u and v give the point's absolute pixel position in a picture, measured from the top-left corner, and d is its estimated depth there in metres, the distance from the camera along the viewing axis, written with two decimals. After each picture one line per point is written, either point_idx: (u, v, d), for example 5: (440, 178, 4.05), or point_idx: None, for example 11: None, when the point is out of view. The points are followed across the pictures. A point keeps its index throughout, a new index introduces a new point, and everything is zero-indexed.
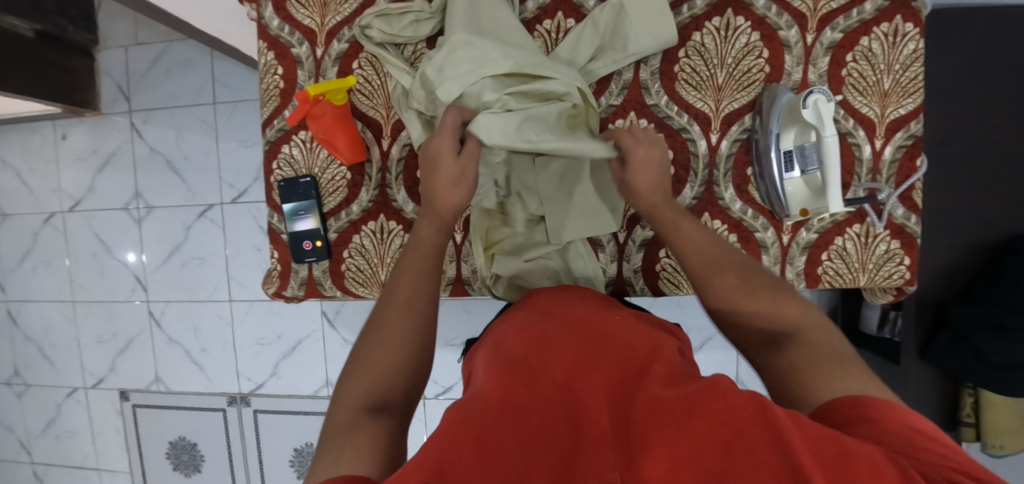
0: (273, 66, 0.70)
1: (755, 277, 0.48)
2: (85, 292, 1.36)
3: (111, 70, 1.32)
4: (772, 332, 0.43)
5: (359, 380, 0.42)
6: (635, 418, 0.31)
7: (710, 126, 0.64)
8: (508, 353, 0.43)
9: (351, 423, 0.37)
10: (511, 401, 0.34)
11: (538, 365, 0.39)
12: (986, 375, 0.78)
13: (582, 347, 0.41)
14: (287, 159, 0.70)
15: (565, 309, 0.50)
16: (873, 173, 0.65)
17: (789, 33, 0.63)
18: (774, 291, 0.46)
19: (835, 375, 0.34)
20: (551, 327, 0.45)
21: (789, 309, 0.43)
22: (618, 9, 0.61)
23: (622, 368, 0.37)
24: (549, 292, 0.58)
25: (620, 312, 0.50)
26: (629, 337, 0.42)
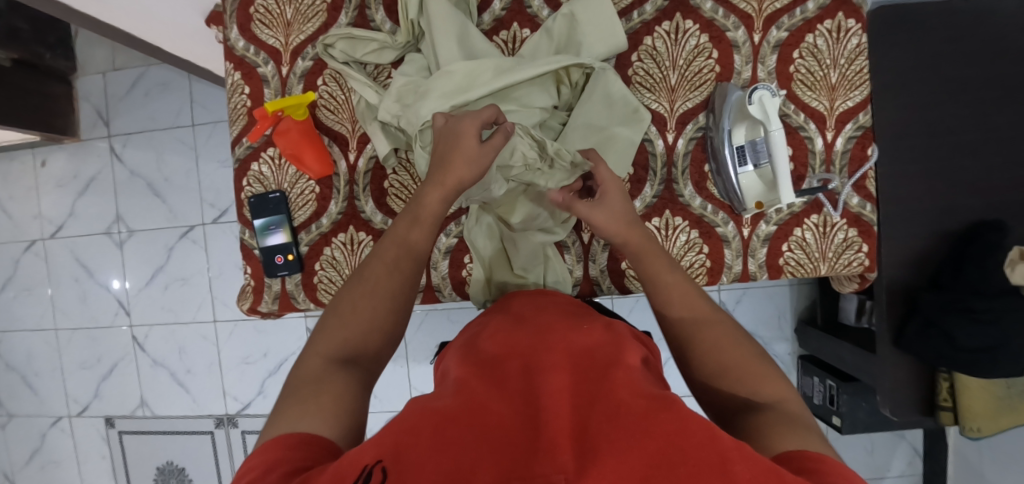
0: (239, 85, 0.71)
1: (743, 345, 0.44)
2: (68, 319, 1.35)
3: (89, 97, 1.33)
4: (743, 400, 0.39)
5: (333, 334, 0.43)
6: (591, 417, 0.30)
7: (666, 126, 0.66)
8: (477, 359, 0.43)
9: (320, 376, 0.38)
10: (473, 399, 0.33)
11: (506, 370, 0.39)
12: (959, 359, 0.80)
13: (551, 353, 0.41)
14: (257, 176, 0.71)
15: (537, 316, 0.50)
16: (827, 164, 0.67)
17: (737, 34, 0.65)
18: (760, 367, 0.42)
19: (793, 434, 0.32)
20: (522, 336, 0.45)
21: (774, 386, 0.40)
22: (569, 18, 0.62)
23: (587, 374, 0.37)
24: (523, 295, 0.58)
25: (592, 320, 0.50)
26: (597, 349, 0.42)
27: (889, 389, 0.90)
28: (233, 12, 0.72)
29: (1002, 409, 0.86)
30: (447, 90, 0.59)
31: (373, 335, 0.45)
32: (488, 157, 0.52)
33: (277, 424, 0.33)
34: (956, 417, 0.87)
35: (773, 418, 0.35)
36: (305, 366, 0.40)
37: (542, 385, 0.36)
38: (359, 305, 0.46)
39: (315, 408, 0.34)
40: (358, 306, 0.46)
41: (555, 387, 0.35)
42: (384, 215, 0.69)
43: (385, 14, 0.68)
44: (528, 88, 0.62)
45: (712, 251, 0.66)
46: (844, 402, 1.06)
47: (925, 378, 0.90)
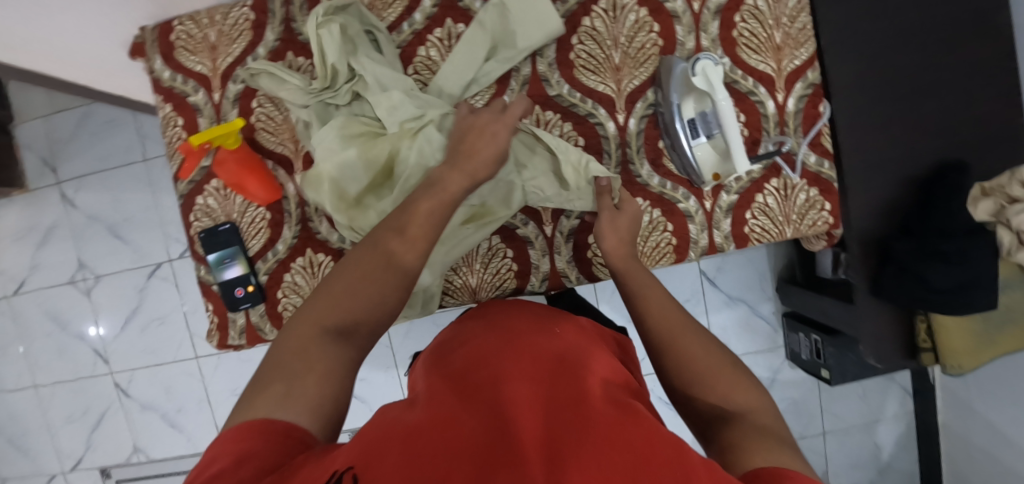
0: (172, 118, 0.68)
1: (717, 355, 0.44)
2: (47, 374, 1.31)
3: (32, 144, 1.27)
4: (713, 408, 0.40)
5: (327, 304, 0.42)
6: (563, 430, 0.29)
7: (615, 108, 0.64)
8: (445, 370, 0.42)
9: (304, 349, 0.38)
10: (443, 409, 0.33)
11: (473, 381, 0.38)
12: (933, 301, 0.80)
13: (519, 358, 0.40)
14: (203, 210, 0.68)
15: (508, 322, 0.49)
16: (781, 126, 0.66)
17: (675, 4, 0.64)
18: (730, 376, 0.42)
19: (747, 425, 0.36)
20: (491, 343, 0.44)
21: (745, 394, 0.40)
22: (500, 8, 0.61)
23: (557, 379, 0.37)
24: (507, 305, 0.56)
25: (562, 325, 0.50)
26: (569, 356, 0.42)
27: (871, 337, 0.91)
28: (154, 41, 0.68)
29: (980, 343, 0.88)
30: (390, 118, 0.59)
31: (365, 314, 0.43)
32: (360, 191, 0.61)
33: (238, 417, 0.33)
34: (937, 356, 0.89)
35: (736, 420, 0.38)
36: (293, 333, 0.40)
37: (510, 390, 0.35)
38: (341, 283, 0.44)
39: (289, 396, 0.34)
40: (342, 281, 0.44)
41: (524, 394, 0.35)
42: (340, 234, 0.67)
43: None
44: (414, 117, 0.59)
45: (677, 228, 0.66)
46: (831, 355, 1.08)
47: (904, 322, 0.91)
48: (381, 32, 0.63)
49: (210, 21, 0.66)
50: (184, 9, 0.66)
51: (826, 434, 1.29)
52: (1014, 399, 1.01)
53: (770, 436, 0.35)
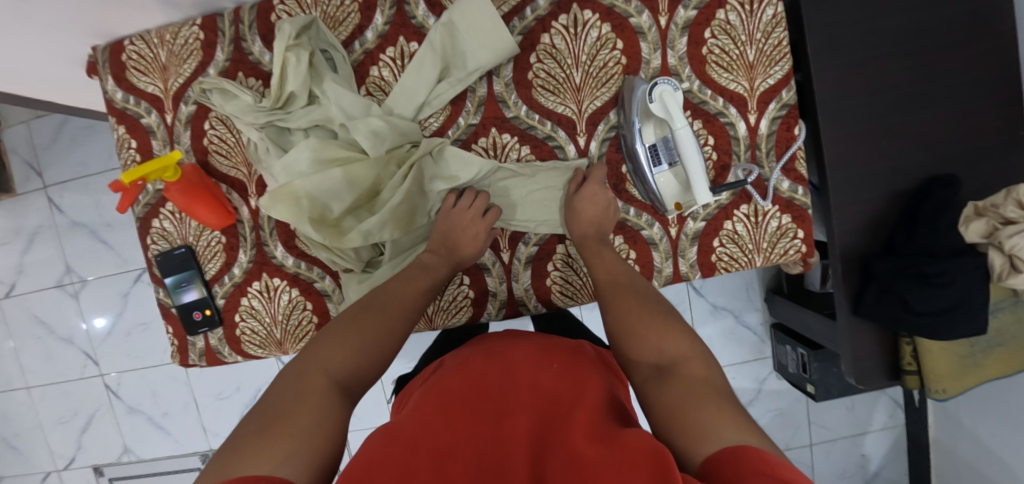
0: (126, 140, 0.67)
1: (652, 307, 0.48)
2: (38, 376, 1.34)
3: (17, 149, 1.28)
4: (656, 362, 0.43)
5: (333, 348, 0.43)
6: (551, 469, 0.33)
7: (575, 130, 0.62)
8: (445, 391, 0.46)
9: (305, 388, 0.37)
10: (438, 442, 0.37)
11: (470, 413, 0.42)
12: (915, 322, 0.77)
13: (518, 399, 0.44)
14: (160, 233, 0.67)
15: (508, 350, 0.52)
16: (752, 149, 0.63)
17: (640, 19, 0.60)
18: (665, 327, 0.45)
19: (688, 376, 0.39)
20: (489, 372, 0.48)
21: (679, 341, 0.43)
22: (450, 27, 0.58)
23: (553, 424, 0.41)
24: (484, 340, 0.57)
25: (563, 350, 0.53)
26: (558, 391, 0.45)
27: (853, 354, 0.88)
28: (106, 62, 0.66)
29: (966, 367, 0.84)
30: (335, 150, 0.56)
31: (366, 366, 0.44)
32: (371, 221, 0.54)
33: (234, 462, 0.29)
34: (922, 380, 0.86)
35: (677, 378, 0.39)
36: (294, 383, 0.38)
37: (507, 433, 0.39)
38: (348, 337, 0.44)
39: (297, 452, 0.31)
40: (348, 337, 0.44)
41: (518, 435, 0.38)
42: (295, 259, 0.66)
43: (262, 44, 0.63)
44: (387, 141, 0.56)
45: (640, 256, 0.63)
46: (816, 370, 1.05)
47: (889, 343, 0.88)
48: (336, 51, 0.60)
49: (159, 40, 0.64)
50: (132, 28, 0.64)
51: (813, 446, 1.26)
52: (1004, 420, 0.97)
53: (710, 392, 0.37)
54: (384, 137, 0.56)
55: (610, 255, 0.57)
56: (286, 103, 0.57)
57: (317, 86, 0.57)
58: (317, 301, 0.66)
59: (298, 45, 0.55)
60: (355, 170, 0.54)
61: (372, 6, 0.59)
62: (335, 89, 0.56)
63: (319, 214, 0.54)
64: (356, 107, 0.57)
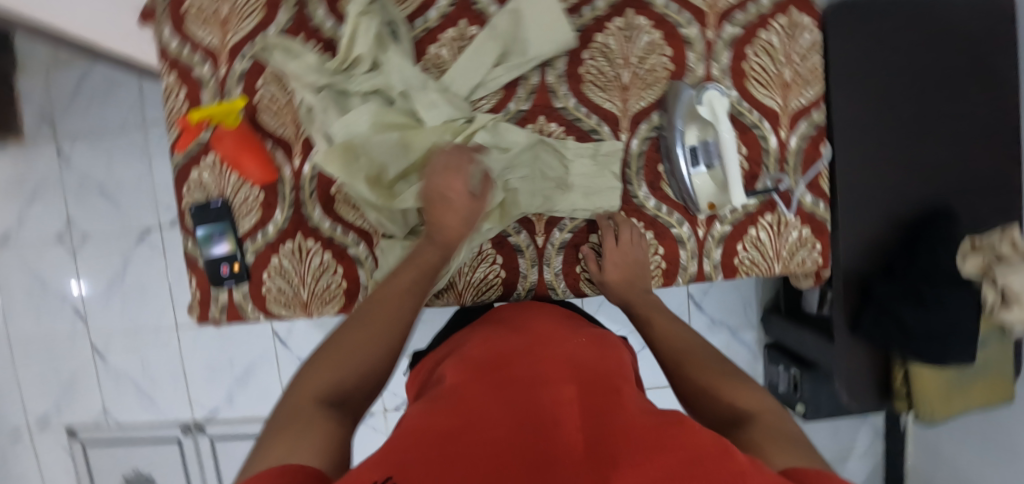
0: (176, 88, 0.67)
1: (716, 368, 0.49)
2: (22, 330, 1.29)
3: (31, 97, 1.25)
4: (728, 414, 0.43)
5: (323, 367, 0.40)
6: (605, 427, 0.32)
7: (619, 126, 0.64)
8: (473, 367, 0.43)
9: (297, 409, 0.35)
10: (479, 404, 0.35)
11: (505, 377, 0.39)
12: (909, 346, 0.81)
13: (551, 361, 0.42)
14: (197, 183, 0.68)
15: (531, 324, 0.53)
16: (781, 163, 0.66)
17: (689, 30, 0.64)
18: (733, 384, 0.46)
19: (767, 421, 0.40)
20: (518, 345, 0.47)
21: (752, 399, 0.43)
22: (515, 14, 0.60)
23: (591, 383, 0.39)
24: (500, 316, 0.57)
25: (586, 334, 0.52)
26: (592, 360, 0.44)
27: (847, 375, 0.91)
28: (165, 10, 0.67)
29: (952, 393, 0.88)
30: (389, 117, 0.58)
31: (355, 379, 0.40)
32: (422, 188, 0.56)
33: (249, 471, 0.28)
34: (910, 403, 0.90)
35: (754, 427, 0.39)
36: (286, 407, 0.36)
37: (546, 391, 0.37)
38: (338, 354, 0.42)
39: (299, 449, 0.29)
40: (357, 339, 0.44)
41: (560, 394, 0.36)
42: (332, 222, 0.67)
43: (326, 11, 0.64)
44: (440, 114, 0.58)
45: (667, 252, 0.66)
46: (807, 389, 1.09)
47: (882, 367, 0.92)
48: (400, 25, 0.62)
49: None
50: None
51: None
52: (981, 452, 1.02)
53: (770, 432, 0.38)
54: (441, 110, 0.58)
55: (661, 316, 0.58)
56: (346, 67, 0.59)
57: (382, 54, 0.58)
58: (349, 266, 0.67)
59: (366, 9, 0.57)
60: (411, 137, 0.57)
61: None
62: (399, 59, 0.58)
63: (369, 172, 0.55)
64: (416, 78, 0.59)
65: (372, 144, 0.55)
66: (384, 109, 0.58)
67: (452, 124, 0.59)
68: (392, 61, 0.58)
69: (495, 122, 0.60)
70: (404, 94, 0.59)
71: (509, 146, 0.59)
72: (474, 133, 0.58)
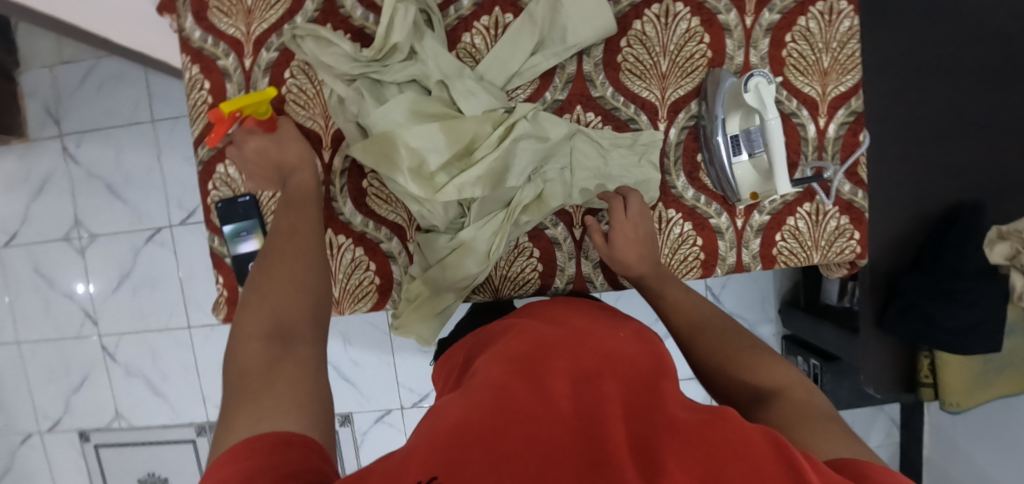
0: (199, 80, 0.65)
1: (733, 341, 0.46)
2: (30, 331, 1.27)
3: (36, 92, 1.22)
4: (751, 394, 0.41)
5: (258, 306, 0.37)
6: (657, 436, 0.25)
7: (657, 115, 0.63)
8: (500, 352, 0.37)
9: (253, 362, 0.33)
10: (505, 394, 0.28)
11: (534, 366, 0.33)
12: (937, 338, 0.80)
13: (591, 356, 0.35)
14: (223, 179, 0.66)
15: (568, 318, 0.46)
16: (819, 151, 0.66)
17: (728, 17, 0.62)
18: (753, 356, 0.44)
19: (795, 400, 0.37)
20: (552, 332, 0.40)
21: (775, 372, 0.41)
22: (553, 1, 0.59)
23: (636, 385, 0.32)
24: (531, 308, 0.52)
25: (629, 325, 0.46)
26: (636, 355, 0.37)
27: (870, 368, 0.92)
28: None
29: (979, 383, 0.89)
30: (429, 107, 0.56)
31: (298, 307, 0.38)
32: (466, 180, 0.54)
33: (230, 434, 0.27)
34: (936, 392, 0.90)
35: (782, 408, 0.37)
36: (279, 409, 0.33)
37: (584, 391, 0.30)
38: (270, 289, 0.39)
39: (273, 403, 0.29)
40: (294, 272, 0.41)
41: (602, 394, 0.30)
42: (363, 217, 0.65)
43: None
44: (481, 104, 0.57)
45: (706, 243, 0.65)
46: (829, 381, 1.09)
47: (906, 358, 0.92)
48: (434, 13, 0.60)
49: None
50: None
51: None
52: (1002, 440, 1.03)
53: (810, 415, 0.35)
54: (482, 99, 0.57)
55: (677, 290, 0.56)
56: (382, 56, 0.57)
57: (421, 43, 0.57)
58: (382, 262, 0.66)
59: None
60: (453, 126, 0.55)
61: None
62: (438, 48, 0.57)
63: (408, 163, 0.54)
64: (454, 68, 0.58)
65: (413, 135, 0.53)
66: (425, 98, 0.56)
67: (493, 114, 0.57)
68: (432, 51, 0.57)
69: (537, 111, 0.59)
70: (442, 84, 0.58)
71: (550, 136, 0.58)
72: (515, 123, 0.57)
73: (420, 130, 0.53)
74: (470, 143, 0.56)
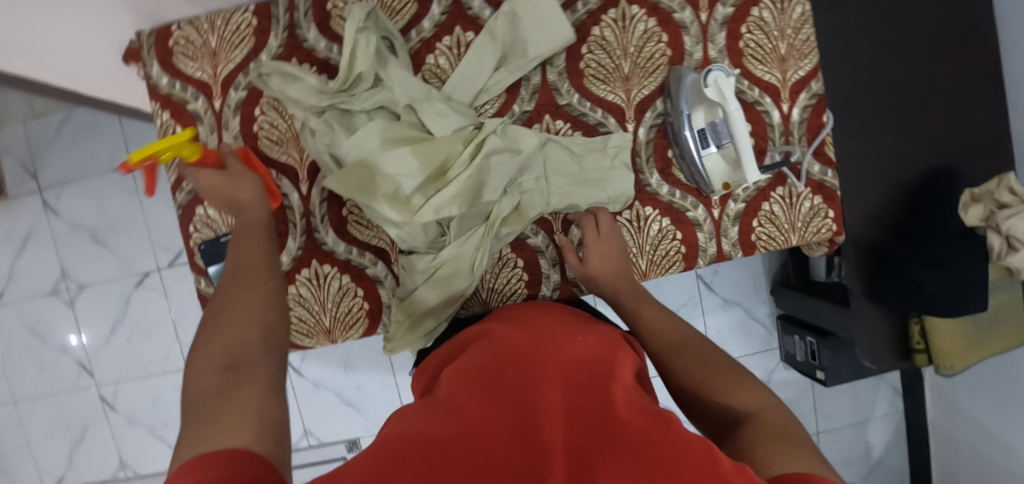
0: (171, 126, 0.66)
1: (711, 361, 0.44)
2: (26, 388, 1.25)
3: (10, 149, 1.22)
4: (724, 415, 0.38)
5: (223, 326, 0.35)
6: (597, 447, 0.27)
7: (625, 117, 0.65)
8: (467, 367, 0.39)
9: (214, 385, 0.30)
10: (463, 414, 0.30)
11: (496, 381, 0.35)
12: (925, 303, 0.82)
13: (547, 368, 0.36)
14: (204, 220, 0.66)
15: (539, 322, 0.47)
16: (786, 135, 0.67)
17: (683, 14, 0.64)
18: (728, 377, 0.42)
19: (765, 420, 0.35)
20: (518, 342, 0.42)
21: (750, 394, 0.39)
22: (510, 16, 0.60)
23: (589, 387, 0.34)
24: (505, 311, 0.53)
25: (597, 328, 0.47)
26: (595, 359, 0.39)
27: (865, 339, 0.93)
28: (151, 47, 0.65)
29: (971, 344, 0.90)
30: (400, 133, 0.57)
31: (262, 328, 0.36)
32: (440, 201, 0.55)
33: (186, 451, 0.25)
34: (930, 358, 0.91)
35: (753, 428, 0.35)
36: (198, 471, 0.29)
37: (535, 401, 0.32)
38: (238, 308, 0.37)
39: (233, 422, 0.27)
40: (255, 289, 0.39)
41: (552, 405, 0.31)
42: (347, 245, 0.66)
43: (318, 32, 0.64)
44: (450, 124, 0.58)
45: (685, 236, 0.66)
46: (826, 357, 1.11)
47: (899, 325, 0.94)
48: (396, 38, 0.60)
49: (209, 26, 0.64)
50: (183, 14, 0.64)
51: (820, 435, 1.31)
52: (1000, 397, 1.04)
53: (778, 435, 0.32)
54: (451, 119, 0.58)
55: (652, 307, 0.55)
56: (347, 86, 0.58)
57: (385, 70, 0.58)
58: (369, 287, 0.66)
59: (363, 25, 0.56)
60: (424, 149, 0.55)
61: None
62: (402, 73, 0.58)
63: (384, 189, 0.55)
64: (420, 90, 0.58)
65: (387, 163, 0.54)
66: (394, 125, 0.57)
67: (463, 133, 0.58)
68: (397, 76, 0.58)
69: (506, 125, 0.60)
70: (410, 108, 0.59)
71: (522, 148, 0.59)
72: (485, 139, 0.57)
73: (391, 157, 0.54)
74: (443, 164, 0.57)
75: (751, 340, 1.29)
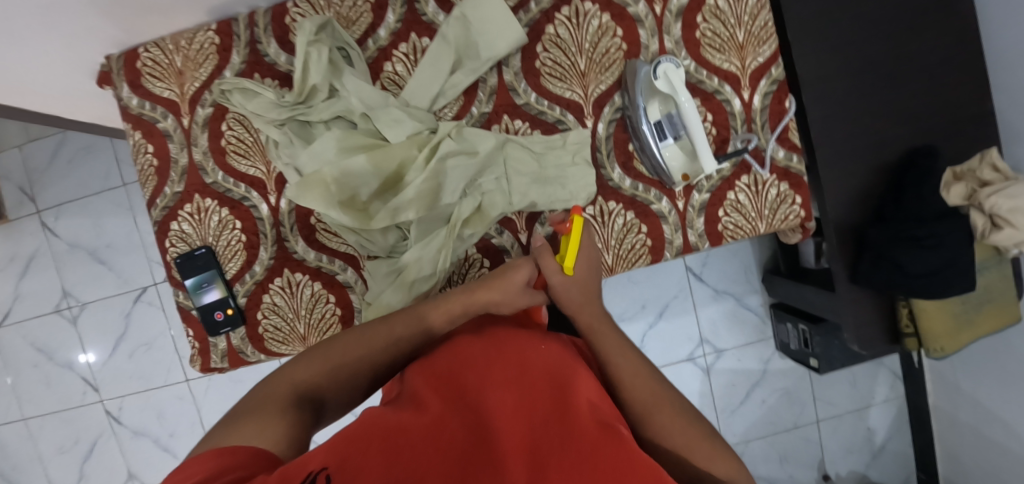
0: (142, 145, 0.68)
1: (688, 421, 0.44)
2: (36, 405, 1.30)
3: (10, 174, 1.26)
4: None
5: (311, 362, 0.46)
6: (545, 440, 0.29)
7: (583, 113, 0.65)
8: (431, 372, 0.41)
9: (269, 400, 0.39)
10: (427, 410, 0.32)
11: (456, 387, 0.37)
12: (911, 286, 0.80)
13: (511, 370, 0.39)
14: (179, 235, 0.68)
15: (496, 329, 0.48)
16: (748, 123, 0.67)
17: (637, 8, 0.64)
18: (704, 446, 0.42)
19: None
20: (476, 347, 0.44)
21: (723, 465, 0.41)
22: (462, 20, 0.61)
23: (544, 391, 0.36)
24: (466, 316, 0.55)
25: (554, 337, 0.49)
26: (551, 363, 0.41)
27: (852, 324, 0.92)
28: (120, 70, 0.67)
29: (961, 325, 0.89)
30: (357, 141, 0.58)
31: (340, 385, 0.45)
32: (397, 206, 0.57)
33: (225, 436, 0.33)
34: (920, 341, 0.90)
35: None
36: (258, 395, 0.40)
37: (492, 402, 0.34)
38: (330, 353, 0.46)
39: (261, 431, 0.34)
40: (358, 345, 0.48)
41: (506, 405, 0.33)
42: (316, 252, 0.67)
43: (278, 46, 0.65)
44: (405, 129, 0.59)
45: (651, 229, 0.66)
46: (818, 343, 1.10)
47: (887, 308, 0.92)
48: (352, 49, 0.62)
49: (174, 46, 0.66)
50: (148, 36, 0.66)
51: (820, 423, 1.30)
52: (1000, 378, 1.02)
53: None
54: (405, 124, 0.59)
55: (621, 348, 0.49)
56: (305, 97, 0.60)
57: (339, 79, 0.59)
58: (340, 293, 0.67)
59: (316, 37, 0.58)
60: (381, 155, 0.57)
61: (384, 5, 0.62)
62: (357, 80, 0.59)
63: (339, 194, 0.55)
64: (374, 97, 0.59)
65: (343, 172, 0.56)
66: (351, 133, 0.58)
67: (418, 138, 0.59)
68: (351, 84, 0.59)
69: (460, 127, 0.61)
70: (366, 116, 0.60)
71: (478, 149, 0.60)
72: (440, 143, 0.59)
73: (347, 165, 0.55)
74: (400, 170, 0.59)
75: (745, 330, 1.27)
